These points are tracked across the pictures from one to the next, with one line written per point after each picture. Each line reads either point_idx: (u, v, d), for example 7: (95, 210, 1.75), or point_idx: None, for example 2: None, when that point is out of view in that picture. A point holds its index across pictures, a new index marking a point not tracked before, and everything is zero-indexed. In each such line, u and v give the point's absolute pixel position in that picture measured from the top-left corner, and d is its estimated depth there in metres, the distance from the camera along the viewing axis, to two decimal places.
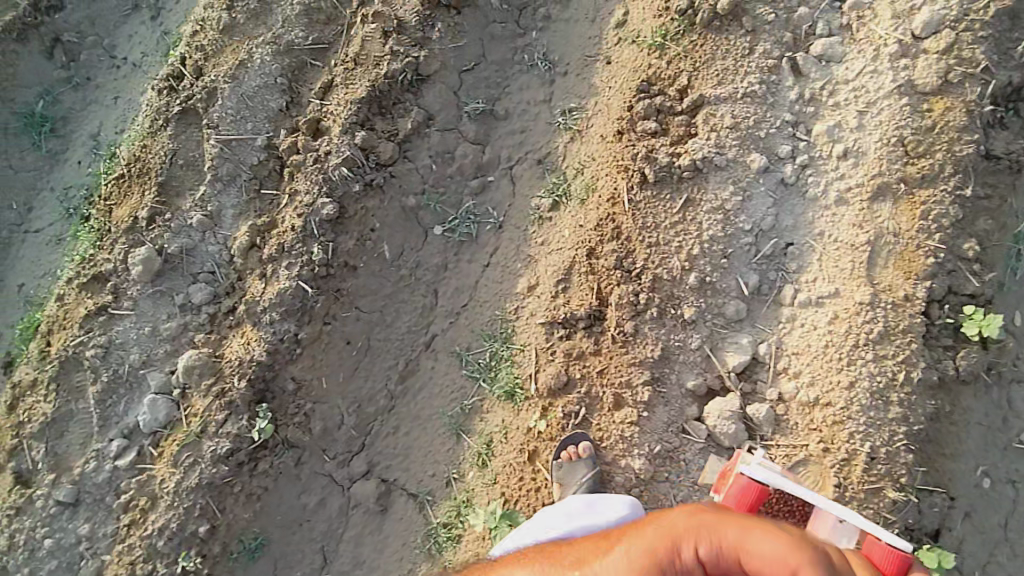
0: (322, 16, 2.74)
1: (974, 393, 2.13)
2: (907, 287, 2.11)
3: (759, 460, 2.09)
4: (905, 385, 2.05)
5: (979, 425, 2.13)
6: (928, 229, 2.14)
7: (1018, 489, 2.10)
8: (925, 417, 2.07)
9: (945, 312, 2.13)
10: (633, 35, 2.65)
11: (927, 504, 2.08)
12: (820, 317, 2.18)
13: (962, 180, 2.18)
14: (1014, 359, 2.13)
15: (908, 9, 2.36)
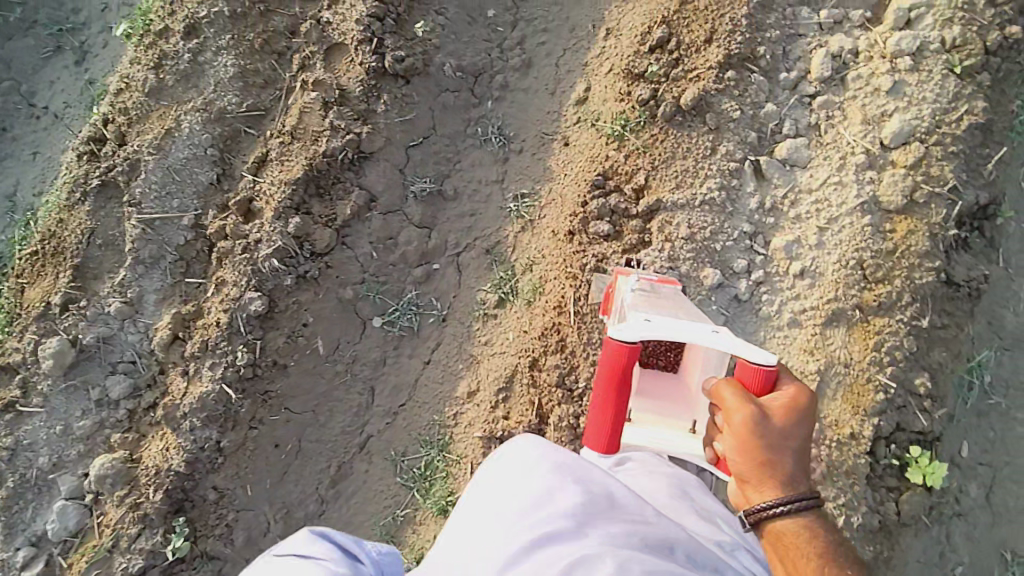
0: (259, 79, 2.54)
1: (914, 532, 2.08)
2: (854, 424, 2.04)
3: (635, 285, 2.03)
4: (847, 527, 2.00)
5: (918, 562, 2.08)
6: (881, 362, 2.05)
7: None
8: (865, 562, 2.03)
9: (891, 451, 2.09)
10: (596, 115, 2.47)
11: None
12: None
13: (920, 309, 2.08)
14: (957, 499, 2.10)
15: (879, 115, 2.24)
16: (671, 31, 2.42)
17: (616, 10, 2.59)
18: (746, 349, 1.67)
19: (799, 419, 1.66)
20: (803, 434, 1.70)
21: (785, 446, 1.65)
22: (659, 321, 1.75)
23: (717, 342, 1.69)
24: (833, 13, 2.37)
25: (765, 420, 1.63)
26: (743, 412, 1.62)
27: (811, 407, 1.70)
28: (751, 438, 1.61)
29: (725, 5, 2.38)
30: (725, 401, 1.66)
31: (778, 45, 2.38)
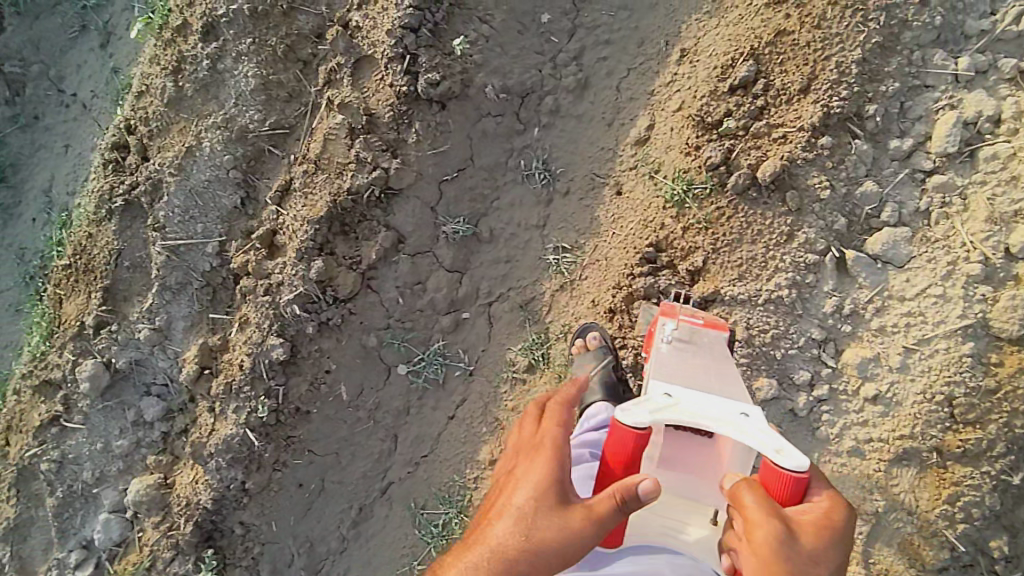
0: (282, 92, 2.28)
1: None
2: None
3: (670, 334, 1.84)
4: None
5: None
6: (950, 515, 1.83)
7: None
8: None
9: None
10: (658, 164, 2.11)
11: None
12: None
13: (1012, 464, 1.79)
14: None
15: (1011, 213, 1.79)
16: (759, 69, 1.99)
17: (697, 25, 2.16)
18: (773, 450, 1.39)
19: (831, 531, 1.37)
20: (837, 548, 1.38)
21: (816, 571, 1.33)
22: (676, 400, 1.52)
23: (733, 430, 1.43)
24: (978, 61, 1.85)
25: (792, 538, 1.31)
26: (765, 526, 1.31)
27: (848, 531, 1.39)
28: (780, 565, 1.29)
29: (836, 43, 1.89)
30: (743, 507, 1.34)
31: (896, 98, 1.89)
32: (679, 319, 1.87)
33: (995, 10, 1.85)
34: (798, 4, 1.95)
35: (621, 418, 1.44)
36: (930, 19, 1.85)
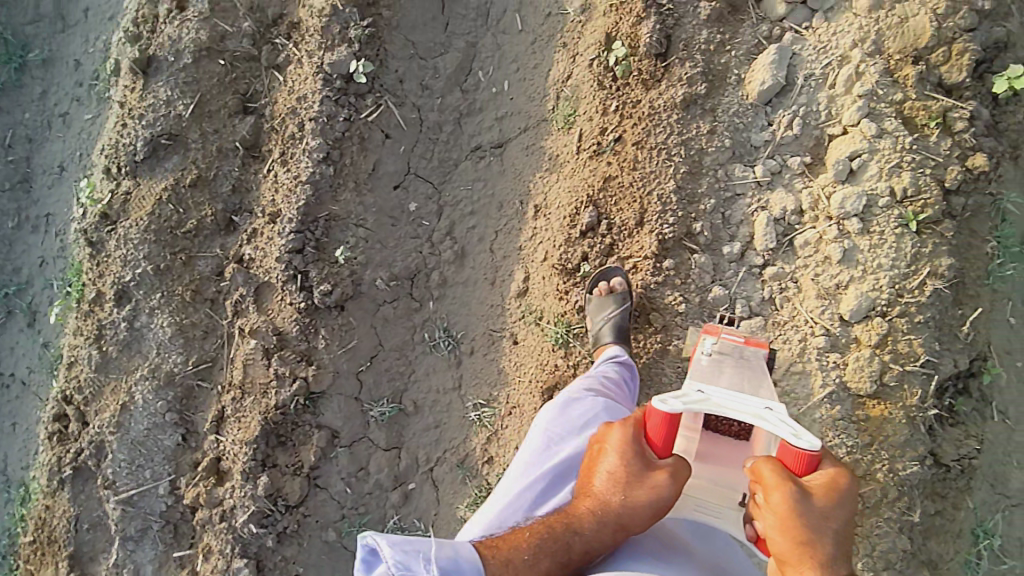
0: (198, 330, 2.52)
1: None
2: None
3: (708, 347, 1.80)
4: None
5: None
6: (873, 566, 1.98)
7: None
8: None
9: None
10: (539, 309, 2.40)
11: None
12: None
13: (908, 503, 1.98)
14: None
15: (834, 286, 2.07)
16: (599, 210, 2.30)
17: (542, 181, 2.48)
18: (792, 428, 1.41)
19: (844, 498, 1.40)
20: (850, 514, 1.40)
21: (828, 522, 1.36)
22: (709, 394, 1.50)
23: (770, 425, 1.41)
24: (769, 166, 2.18)
25: (806, 503, 1.35)
26: (781, 491, 1.35)
27: (850, 493, 1.40)
28: (795, 523, 1.34)
29: (652, 180, 2.23)
30: (770, 506, 1.36)
31: (716, 212, 2.20)
32: (720, 336, 1.83)
33: (770, 122, 2.20)
34: (613, 154, 2.30)
35: (656, 405, 1.47)
36: (721, 142, 2.21)
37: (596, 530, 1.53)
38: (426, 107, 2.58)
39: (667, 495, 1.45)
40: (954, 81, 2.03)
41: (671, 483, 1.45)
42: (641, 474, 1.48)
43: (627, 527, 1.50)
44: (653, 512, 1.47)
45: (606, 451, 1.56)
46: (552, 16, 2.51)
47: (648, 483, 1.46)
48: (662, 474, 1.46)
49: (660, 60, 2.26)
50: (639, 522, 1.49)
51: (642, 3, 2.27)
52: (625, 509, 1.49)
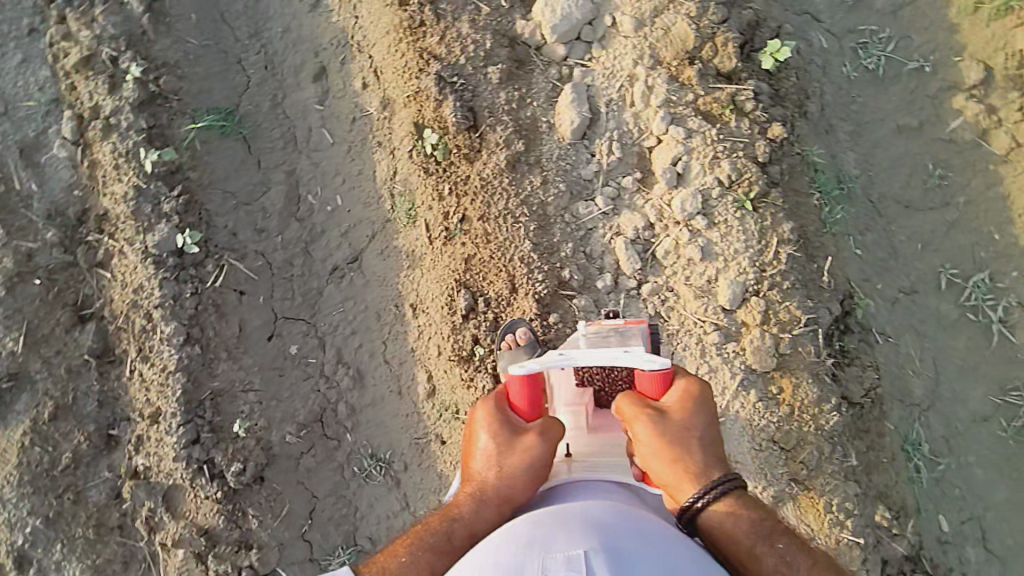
0: (118, 563, 2.33)
1: None
2: None
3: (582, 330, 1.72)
4: None
5: None
6: (839, 521, 2.10)
7: None
8: None
9: None
10: (453, 404, 2.39)
11: None
12: None
13: (843, 451, 2.12)
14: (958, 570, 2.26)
15: (706, 281, 2.21)
16: (472, 291, 2.33)
17: (408, 280, 2.49)
18: (648, 358, 1.51)
19: (700, 405, 1.57)
20: (709, 415, 1.58)
21: (691, 431, 1.55)
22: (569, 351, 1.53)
23: (630, 363, 1.49)
24: (606, 195, 2.31)
25: (667, 420, 1.53)
26: (643, 421, 1.52)
27: (706, 399, 1.59)
28: (665, 444, 1.51)
29: (508, 246, 2.28)
30: (640, 436, 1.52)
31: (577, 253, 2.29)
32: (596, 319, 1.75)
33: (592, 153, 2.33)
34: (463, 235, 2.34)
35: (514, 373, 1.53)
36: (556, 188, 2.30)
37: (479, 510, 1.58)
38: (270, 249, 2.52)
39: (539, 454, 1.53)
40: (731, 68, 2.26)
41: (541, 442, 1.54)
42: (511, 440, 1.56)
43: (510, 499, 1.56)
44: (532, 477, 1.55)
45: (478, 431, 1.63)
46: (358, 120, 2.58)
47: (517, 447, 1.55)
48: (529, 436, 1.55)
49: (472, 132, 2.33)
50: (518, 489, 1.55)
51: (435, 87, 2.34)
52: (503, 474, 1.56)
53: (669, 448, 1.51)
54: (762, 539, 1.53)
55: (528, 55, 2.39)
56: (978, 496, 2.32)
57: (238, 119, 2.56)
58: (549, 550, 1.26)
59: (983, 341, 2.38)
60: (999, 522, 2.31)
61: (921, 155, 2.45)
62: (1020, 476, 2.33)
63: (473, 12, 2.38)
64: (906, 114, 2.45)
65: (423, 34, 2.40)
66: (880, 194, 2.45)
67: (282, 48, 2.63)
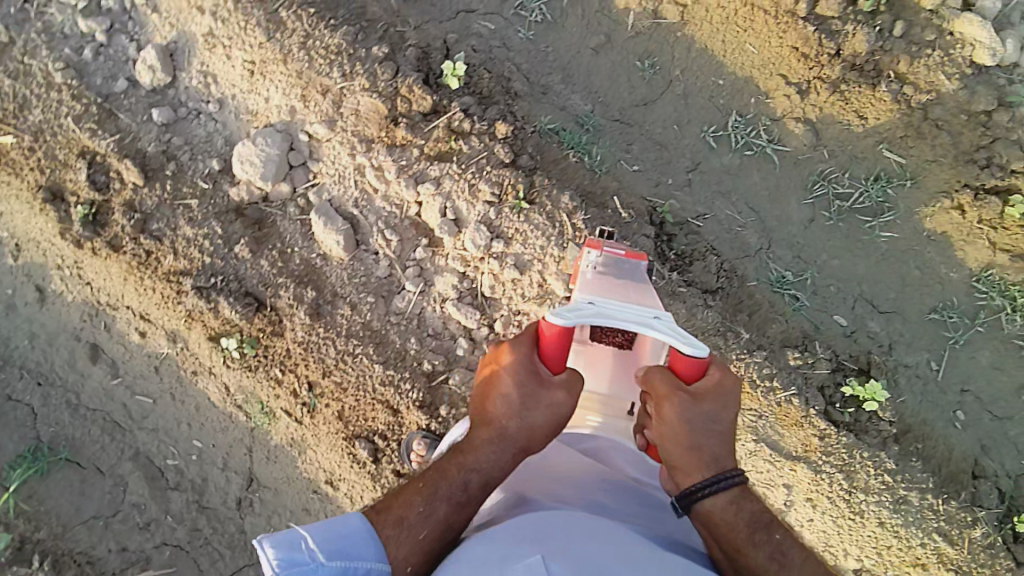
0: None
1: (897, 399, 2.44)
2: (811, 432, 2.31)
3: (593, 260, 1.87)
4: (896, 477, 2.29)
5: (920, 402, 2.46)
6: (769, 389, 2.30)
7: (976, 394, 2.48)
8: (922, 470, 2.32)
9: (844, 399, 2.36)
10: None
11: (984, 489, 2.37)
12: (802, 508, 2.36)
13: (735, 335, 2.32)
14: (874, 347, 2.49)
15: (540, 286, 2.28)
16: (365, 435, 2.31)
17: (308, 463, 2.41)
18: (680, 335, 1.54)
19: (726, 402, 1.64)
20: (731, 413, 1.66)
21: (711, 422, 1.63)
22: (598, 302, 1.58)
23: (663, 336, 1.52)
24: (412, 276, 2.33)
25: (695, 405, 1.60)
26: (670, 401, 1.59)
27: (737, 395, 1.65)
28: (682, 425, 1.61)
29: (364, 382, 2.27)
30: (665, 412, 1.60)
31: (424, 341, 2.32)
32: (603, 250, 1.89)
33: (375, 251, 2.34)
34: (321, 399, 2.31)
35: (551, 319, 1.55)
36: (367, 303, 2.30)
37: (500, 461, 1.66)
38: (167, 533, 2.40)
39: (562, 407, 1.64)
40: (430, 105, 2.29)
41: (565, 396, 1.63)
42: (537, 389, 1.63)
43: (530, 445, 1.67)
44: (550, 427, 1.66)
45: (503, 375, 1.67)
46: (161, 366, 2.44)
47: (545, 395, 1.63)
48: (557, 390, 1.63)
49: (263, 311, 2.29)
50: (538, 432, 1.66)
51: (201, 300, 2.26)
52: (524, 426, 1.65)
53: (685, 431, 1.61)
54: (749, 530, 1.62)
55: (262, 212, 2.35)
56: (848, 280, 2.54)
57: (48, 450, 2.37)
58: (509, 562, 1.27)
59: (771, 165, 2.54)
60: (875, 288, 2.54)
61: (627, 57, 2.54)
62: (864, 245, 2.54)
63: (185, 211, 2.29)
64: (592, 35, 2.53)
65: (156, 260, 2.30)
66: (620, 109, 2.55)
67: (41, 355, 2.46)
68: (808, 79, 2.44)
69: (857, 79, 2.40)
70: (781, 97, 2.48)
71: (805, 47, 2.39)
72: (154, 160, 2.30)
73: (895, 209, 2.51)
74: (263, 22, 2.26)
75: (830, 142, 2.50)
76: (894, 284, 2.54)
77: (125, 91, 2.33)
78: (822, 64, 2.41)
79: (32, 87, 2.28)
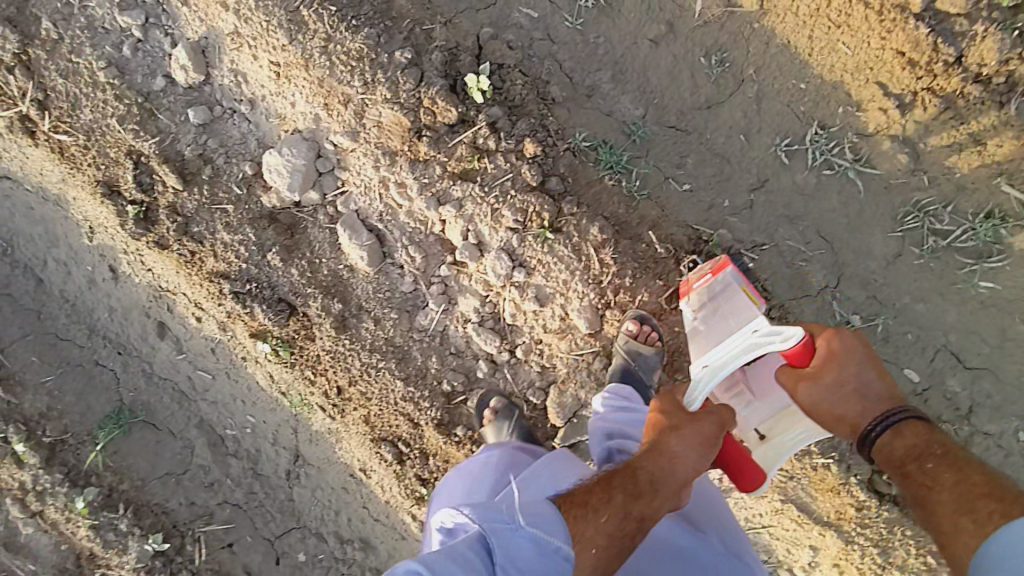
0: None
1: None
2: (849, 502, 2.10)
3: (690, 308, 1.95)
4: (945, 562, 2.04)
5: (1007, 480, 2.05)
6: (805, 454, 2.11)
7: None
8: None
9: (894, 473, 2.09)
10: None
11: None
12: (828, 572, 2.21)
13: None
14: (954, 411, 2.10)
15: (562, 320, 2.17)
16: (389, 438, 2.40)
17: (344, 450, 2.57)
18: (780, 337, 1.66)
19: (851, 359, 1.66)
20: (869, 365, 1.67)
21: (853, 392, 1.63)
22: (715, 363, 1.72)
23: (763, 349, 1.66)
24: (436, 294, 2.29)
25: (819, 385, 1.65)
26: (798, 391, 1.69)
27: (862, 357, 1.67)
28: (822, 412, 1.65)
29: (386, 394, 2.34)
30: (801, 398, 1.68)
31: (445, 358, 2.33)
32: (694, 290, 1.96)
33: (401, 266, 2.30)
34: (349, 403, 2.40)
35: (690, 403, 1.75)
36: (390, 317, 2.32)
37: (659, 483, 1.59)
38: (228, 493, 2.73)
39: (708, 430, 1.64)
40: (455, 116, 2.11)
41: (716, 423, 1.66)
42: (687, 419, 1.67)
43: (681, 481, 1.61)
44: (704, 454, 1.62)
45: (669, 416, 1.71)
46: (216, 348, 2.62)
47: (701, 418, 1.68)
48: (708, 416, 1.68)
49: (296, 316, 2.37)
50: (694, 465, 1.62)
51: (238, 304, 2.38)
52: (676, 452, 1.62)
53: (827, 413, 1.65)
54: (980, 493, 1.39)
55: (294, 217, 2.36)
56: (932, 328, 2.12)
57: (130, 412, 2.72)
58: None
59: (855, 188, 2.14)
60: (965, 339, 2.10)
61: (691, 50, 2.17)
62: (961, 289, 2.10)
63: (222, 216, 2.35)
64: (651, 24, 2.17)
65: (200, 261, 2.40)
66: (677, 114, 2.21)
67: (119, 327, 2.73)
68: (914, 90, 2.02)
69: (981, 94, 1.96)
70: (875, 110, 2.07)
71: (914, 52, 1.96)
72: (192, 163, 2.35)
73: (1007, 253, 2.05)
74: (284, 23, 2.14)
75: (932, 168, 2.07)
76: (991, 337, 2.09)
77: (164, 89, 2.35)
78: (935, 73, 1.97)
79: (81, 86, 2.35)
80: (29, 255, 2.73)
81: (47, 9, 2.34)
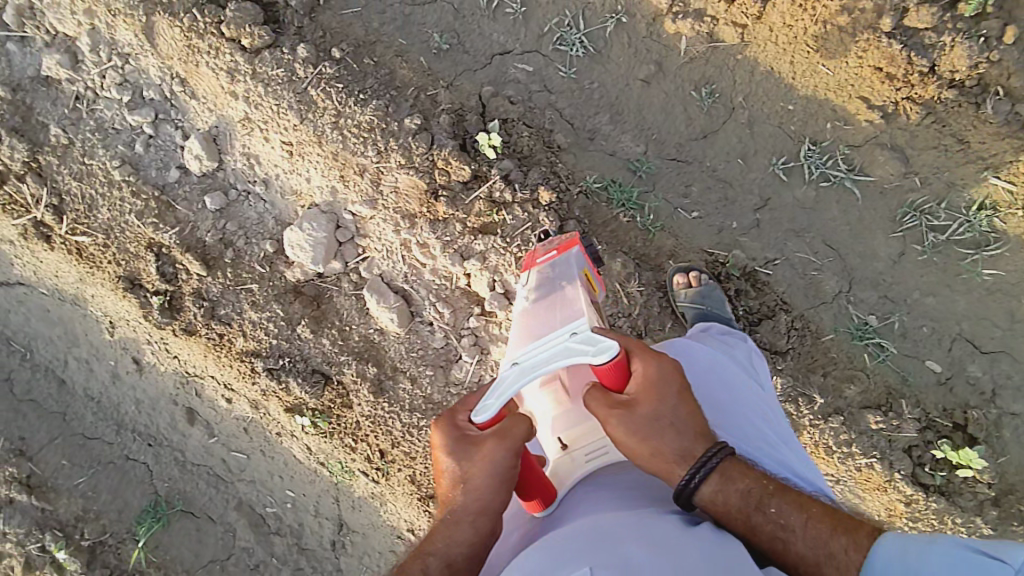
0: None
1: (1004, 449, 2.15)
2: (896, 496, 2.18)
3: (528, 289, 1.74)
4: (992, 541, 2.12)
5: None
6: (848, 455, 2.18)
7: None
8: None
9: (933, 466, 2.16)
10: None
11: None
12: None
13: (808, 396, 2.18)
14: (979, 396, 2.19)
15: None
16: (437, 494, 2.42)
17: (389, 513, 2.55)
18: (594, 348, 1.38)
19: (665, 384, 1.44)
20: (681, 393, 1.45)
21: (665, 426, 1.39)
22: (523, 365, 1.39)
23: (572, 356, 1.37)
24: (468, 346, 2.33)
25: (635, 414, 1.37)
26: (611, 418, 1.37)
27: (674, 384, 1.45)
28: (627, 442, 1.36)
29: (430, 451, 2.37)
30: (609, 428, 1.37)
31: None
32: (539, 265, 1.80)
33: (430, 322, 2.34)
34: (393, 465, 2.42)
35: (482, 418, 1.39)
36: (426, 374, 2.36)
37: (468, 556, 1.37)
38: (275, 573, 2.69)
39: (500, 458, 1.36)
40: (469, 174, 2.19)
41: (507, 448, 1.36)
42: (469, 452, 1.40)
43: (489, 512, 1.39)
44: (502, 486, 1.37)
45: (462, 441, 1.43)
46: (249, 427, 2.60)
47: (483, 446, 1.38)
48: (491, 442, 1.37)
49: (331, 385, 2.40)
50: (495, 492, 1.38)
51: (273, 380, 2.41)
52: (476, 507, 1.39)
53: (637, 447, 1.36)
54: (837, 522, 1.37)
55: (318, 288, 2.40)
56: (945, 319, 2.23)
57: (167, 503, 2.70)
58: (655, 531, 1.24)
59: (852, 197, 2.26)
60: (977, 326, 2.21)
61: (681, 86, 2.30)
62: (966, 279, 2.22)
63: (248, 295, 2.39)
64: (641, 65, 2.30)
65: (229, 342, 2.43)
66: (676, 146, 2.32)
67: (147, 419, 2.71)
68: (896, 100, 2.17)
69: (957, 97, 2.11)
70: (862, 122, 2.21)
71: (891, 66, 2.11)
72: (213, 249, 2.40)
73: (1003, 240, 2.17)
74: (294, 104, 2.22)
75: (922, 169, 2.20)
76: (1001, 320, 2.19)
77: (179, 180, 2.41)
78: (913, 83, 2.12)
79: (96, 186, 2.40)
80: (49, 357, 2.72)
81: (54, 115, 2.40)
